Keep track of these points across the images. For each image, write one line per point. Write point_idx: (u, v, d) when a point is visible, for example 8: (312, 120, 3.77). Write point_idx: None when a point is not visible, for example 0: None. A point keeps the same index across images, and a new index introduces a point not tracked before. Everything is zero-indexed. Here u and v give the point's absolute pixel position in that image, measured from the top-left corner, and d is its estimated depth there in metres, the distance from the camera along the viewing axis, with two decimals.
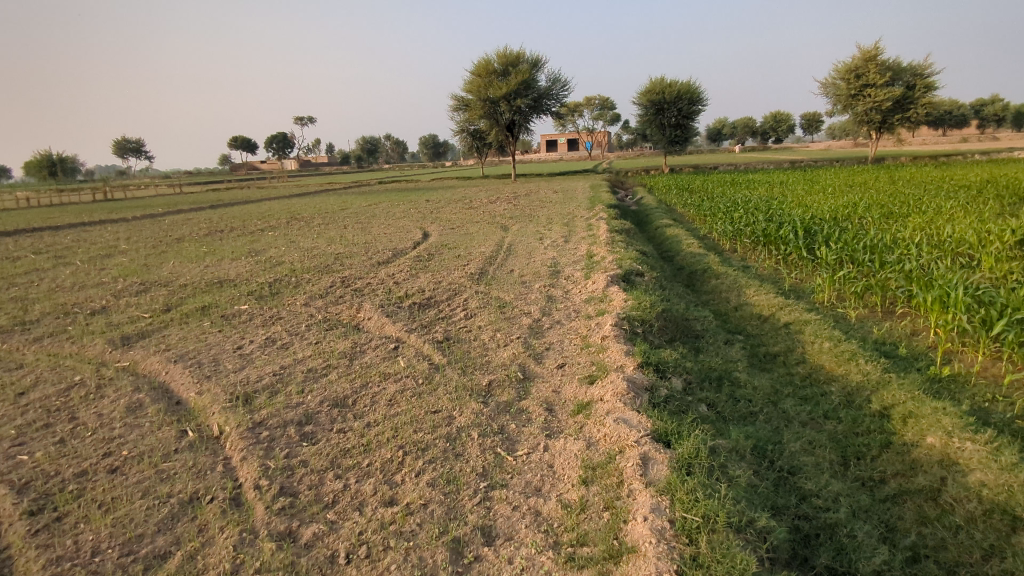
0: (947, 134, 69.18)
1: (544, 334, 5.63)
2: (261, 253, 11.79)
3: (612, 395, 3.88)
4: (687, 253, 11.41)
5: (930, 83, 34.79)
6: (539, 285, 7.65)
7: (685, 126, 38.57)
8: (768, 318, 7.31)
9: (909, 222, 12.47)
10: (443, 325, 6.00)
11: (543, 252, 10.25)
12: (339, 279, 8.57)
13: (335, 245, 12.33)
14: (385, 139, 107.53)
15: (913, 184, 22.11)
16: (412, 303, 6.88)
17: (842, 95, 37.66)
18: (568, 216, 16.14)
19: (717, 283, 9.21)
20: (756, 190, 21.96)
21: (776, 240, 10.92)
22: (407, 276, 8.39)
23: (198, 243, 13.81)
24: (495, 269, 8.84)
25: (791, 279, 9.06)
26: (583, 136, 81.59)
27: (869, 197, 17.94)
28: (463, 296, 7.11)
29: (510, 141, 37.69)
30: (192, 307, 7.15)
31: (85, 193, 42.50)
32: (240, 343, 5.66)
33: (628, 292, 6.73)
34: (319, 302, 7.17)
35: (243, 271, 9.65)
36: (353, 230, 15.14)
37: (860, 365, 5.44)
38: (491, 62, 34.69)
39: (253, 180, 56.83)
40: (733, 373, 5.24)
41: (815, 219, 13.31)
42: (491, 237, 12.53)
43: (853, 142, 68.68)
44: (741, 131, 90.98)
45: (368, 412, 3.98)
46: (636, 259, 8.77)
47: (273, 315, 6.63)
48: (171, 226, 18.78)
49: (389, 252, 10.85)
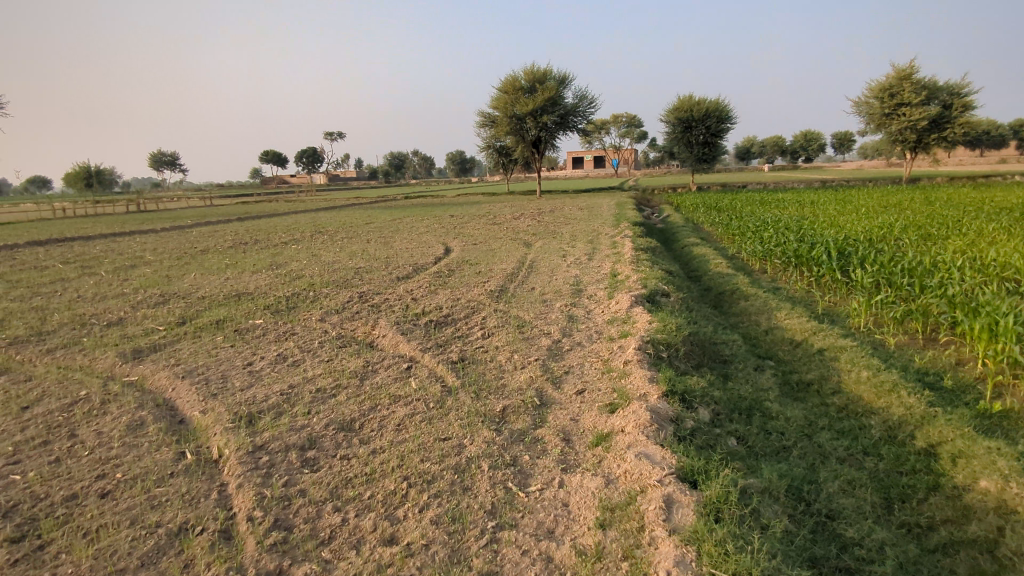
0: (984, 155, 67.46)
1: (563, 356, 5.39)
2: (282, 266, 11.74)
3: (634, 427, 3.62)
4: (715, 273, 11.07)
5: (968, 102, 33.97)
6: (561, 304, 7.41)
7: (714, 143, 38.16)
8: (801, 344, 6.96)
9: (949, 244, 11.97)
10: (459, 344, 5.79)
11: (566, 270, 10.02)
12: (356, 294, 8.43)
13: (356, 260, 12.25)
14: (414, 155, 108.68)
15: (950, 205, 21.50)
16: (428, 321, 6.69)
17: (876, 114, 36.93)
18: (593, 233, 15.89)
19: (746, 305, 8.88)
20: (787, 209, 21.48)
21: (807, 261, 10.55)
22: (426, 293, 8.22)
23: (221, 255, 13.86)
24: (516, 286, 8.64)
25: (825, 302, 8.69)
26: (610, 153, 81.44)
27: (905, 218, 17.39)
28: (482, 314, 6.91)
29: (536, 158, 37.66)
30: (208, 320, 7.05)
31: (118, 204, 43.33)
32: (251, 359, 5.51)
33: (652, 313, 6.46)
34: (335, 318, 7.03)
35: (262, 285, 9.58)
36: (376, 244, 15.10)
37: (902, 397, 5.09)
38: (519, 79, 34.75)
39: (282, 194, 57.58)
40: (764, 402, 4.93)
41: (849, 240, 12.87)
42: (513, 253, 12.34)
43: (885, 162, 67.42)
44: (771, 149, 89.96)
45: (375, 437, 3.77)
46: (661, 279, 8.49)
47: (287, 331, 6.49)
48: (198, 237, 18.97)
49: (410, 267, 10.71)
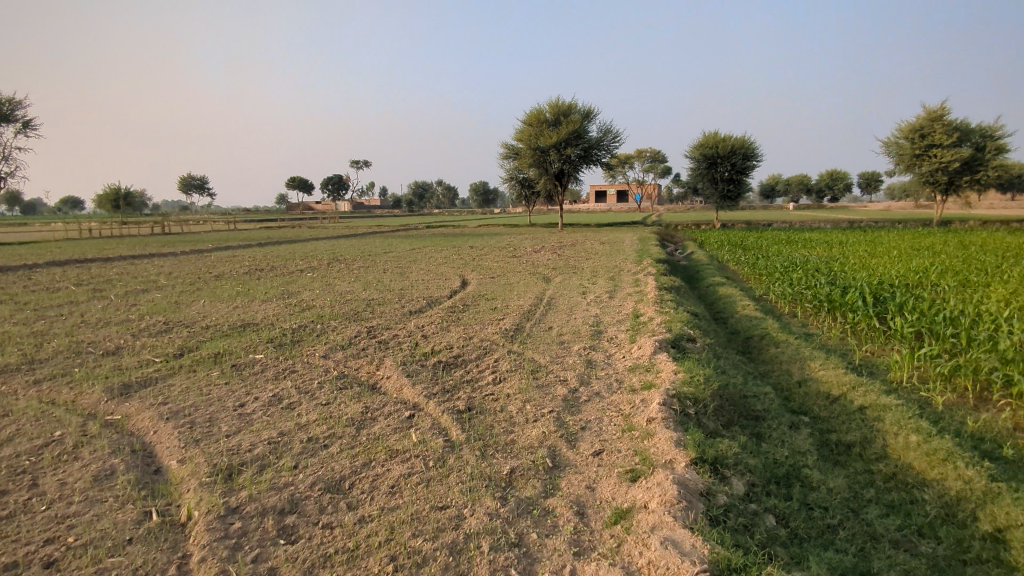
0: (1016, 199, 66.19)
1: (580, 408, 4.94)
2: (294, 295, 11.48)
3: (658, 503, 3.15)
4: (742, 316, 10.55)
5: (1001, 145, 33.31)
6: (579, 347, 6.98)
7: (739, 180, 37.74)
8: (838, 399, 6.41)
9: (991, 293, 11.35)
10: (467, 391, 5.36)
11: (585, 309, 9.60)
12: (365, 328, 8.08)
13: (370, 291, 11.96)
14: (437, 186, 109.76)
15: (985, 250, 20.75)
16: (437, 361, 6.29)
17: (905, 155, 36.30)
18: (614, 269, 15.50)
19: (776, 352, 8.35)
20: (815, 250, 20.92)
21: (841, 307, 10.02)
22: (437, 330, 7.84)
23: (235, 282, 13.69)
24: (532, 325, 8.23)
25: (861, 352, 8.15)
26: (633, 188, 81.39)
27: (941, 263, 16.74)
28: (494, 356, 6.50)
29: (558, 191, 37.54)
30: (207, 353, 6.72)
31: (144, 227, 43.88)
32: (243, 400, 5.14)
33: (677, 362, 5.98)
34: (339, 355, 6.66)
35: (270, 315, 9.28)
36: (392, 274, 14.84)
37: (958, 468, 4.53)
38: (543, 112, 34.84)
39: (306, 221, 58.11)
40: (803, 469, 4.41)
41: (884, 284, 12.29)
42: (531, 288, 11.98)
43: (915, 204, 66.34)
44: (796, 188, 89.22)
45: (364, 502, 3.34)
46: (686, 322, 8.03)
47: (287, 368, 6.13)
48: (215, 262, 18.94)
49: (424, 301, 10.39)
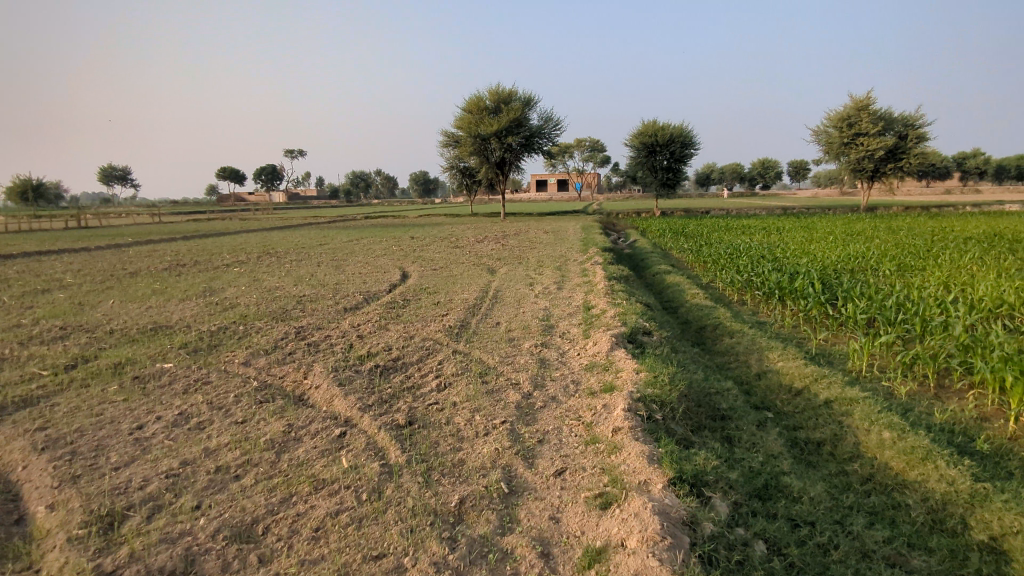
0: (931, 187, 69.87)
1: (534, 417, 4.40)
2: (217, 293, 10.51)
3: (638, 542, 2.65)
4: (693, 305, 10.26)
5: (922, 134, 34.63)
6: (530, 344, 6.44)
7: (677, 169, 38.08)
8: (801, 393, 6.11)
9: (931, 278, 11.47)
10: (408, 401, 4.74)
11: (533, 301, 9.08)
12: (293, 329, 7.31)
13: (302, 286, 11.11)
14: (376, 177, 107.40)
15: (914, 235, 21.37)
16: (373, 366, 5.64)
17: (834, 143, 37.41)
18: (560, 258, 15.07)
19: (732, 343, 8.05)
20: (755, 236, 21.10)
21: (790, 294, 9.86)
22: (375, 329, 7.16)
23: (152, 279, 12.54)
24: (479, 320, 7.65)
25: (816, 341, 7.95)
26: (574, 178, 81.69)
27: (878, 248, 17.06)
28: (437, 357, 5.90)
29: (499, 180, 37.00)
30: (106, 363, 5.83)
31: (57, 221, 40.86)
32: (142, 421, 4.36)
33: (638, 359, 5.53)
34: (263, 361, 5.91)
35: (187, 316, 8.37)
36: (327, 267, 13.97)
37: (939, 467, 4.24)
38: (483, 99, 34.05)
39: (236, 212, 55.34)
40: (782, 478, 4.02)
41: (830, 270, 12.28)
42: (475, 280, 11.40)
43: (841, 189, 69.01)
44: (730, 177, 91.48)
45: (279, 554, 2.71)
46: (641, 314, 7.62)
47: (201, 379, 5.35)
48: (133, 257, 17.53)
49: (360, 296, 9.65)
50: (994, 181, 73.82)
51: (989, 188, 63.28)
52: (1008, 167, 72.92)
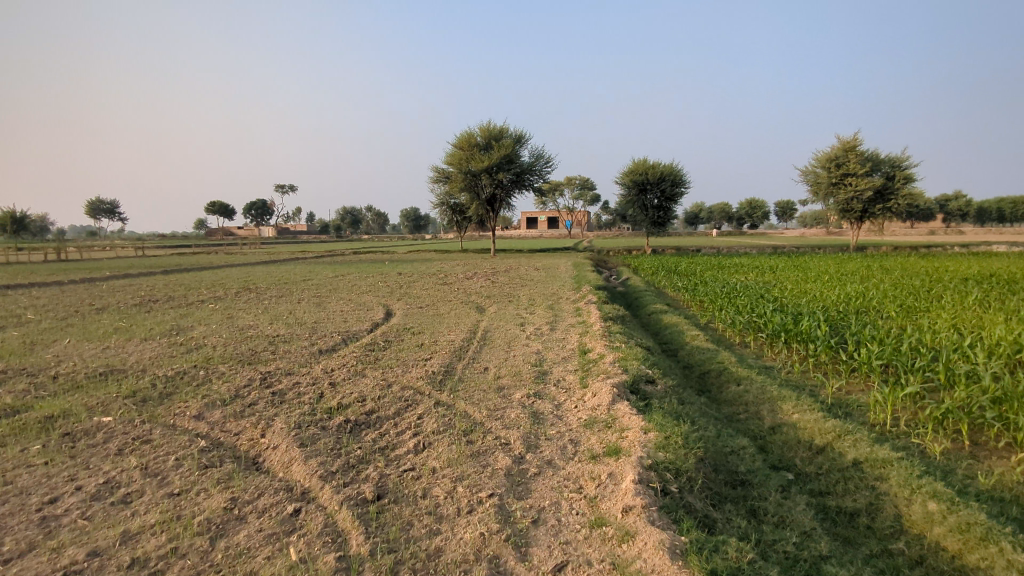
0: (915, 228, 70.50)
1: (527, 488, 3.72)
2: (185, 332, 9.78)
3: None
4: (694, 347, 9.65)
5: (910, 175, 34.71)
6: (521, 394, 5.78)
7: (667, 207, 37.96)
8: (823, 451, 5.45)
9: (939, 320, 10.91)
10: (379, 466, 4.05)
11: (524, 344, 8.43)
12: (259, 374, 6.60)
13: (277, 326, 10.41)
14: (366, 213, 107.49)
15: (908, 275, 20.98)
16: (342, 421, 4.93)
17: (823, 183, 37.48)
18: (551, 297, 14.49)
19: (740, 391, 7.40)
20: (750, 275, 20.68)
21: (795, 337, 9.27)
22: (349, 375, 6.48)
23: (117, 316, 11.78)
24: (464, 365, 6.98)
25: (830, 388, 7.32)
26: (563, 216, 81.88)
27: (876, 288, 16.61)
28: (417, 410, 5.21)
29: (489, 217, 36.69)
30: (35, 416, 5.10)
31: (36, 253, 39.90)
32: (56, 493, 3.63)
33: (644, 415, 4.88)
34: (217, 414, 5.20)
35: (144, 358, 7.63)
36: (307, 305, 13.28)
37: (1006, 552, 3.58)
38: (474, 136, 33.88)
39: (222, 247, 54.57)
40: (824, 567, 3.34)
41: (832, 311, 11.73)
42: (463, 320, 10.76)
43: (828, 228, 69.51)
44: (718, 216, 92.11)
45: None
46: (641, 359, 6.99)
47: (141, 437, 4.63)
48: (105, 291, 16.78)
49: (338, 337, 8.97)
50: (977, 222, 74.77)
51: (972, 230, 63.90)
52: (990, 209, 73.95)
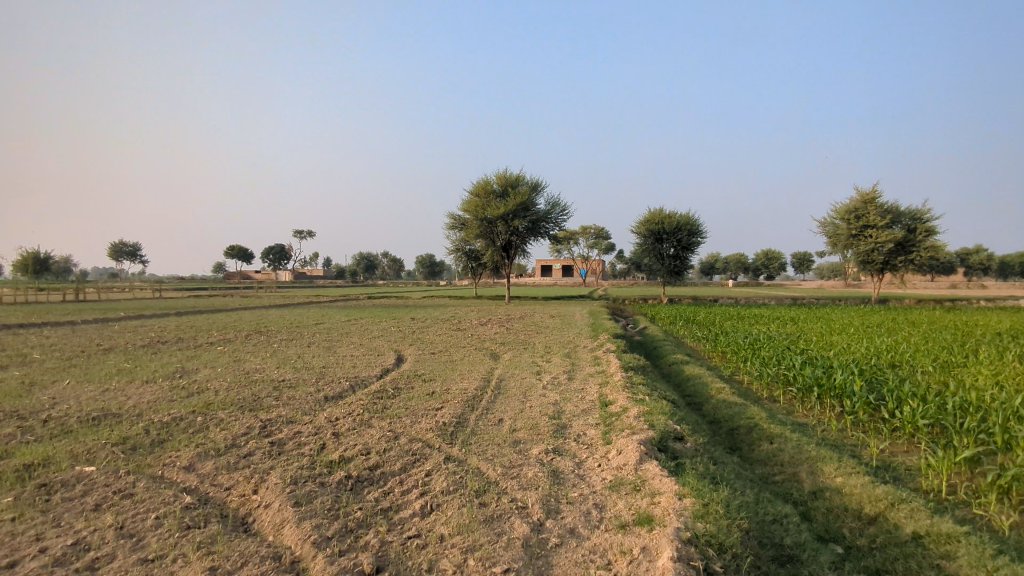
0: (936, 282, 69.38)
1: (547, 563, 3.25)
2: (188, 375, 9.43)
3: None
4: (721, 401, 9.10)
5: (931, 228, 34.15)
6: (539, 450, 5.31)
7: (684, 257, 37.57)
8: (875, 522, 4.90)
9: (981, 376, 10.28)
10: (380, 532, 3.60)
11: (541, 394, 7.97)
12: (259, 422, 6.19)
13: (284, 370, 10.04)
14: (382, 260, 108.42)
15: (938, 329, 20.24)
16: (343, 477, 4.50)
17: (842, 235, 37.00)
18: (568, 345, 14.04)
19: (774, 450, 6.84)
20: (772, 326, 20.09)
21: (830, 392, 8.70)
22: (354, 425, 6.05)
23: (122, 357, 11.49)
24: (478, 416, 6.53)
25: (873, 450, 6.75)
26: (578, 265, 81.78)
27: (906, 342, 15.96)
28: (425, 466, 4.76)
29: (505, 263, 36.52)
30: (14, 465, 4.73)
31: (54, 293, 40.24)
32: (16, 557, 3.22)
33: (677, 478, 4.39)
34: (209, 465, 4.78)
35: (142, 402, 7.26)
36: (317, 349, 12.95)
37: None
38: (491, 183, 34.04)
39: (239, 290, 54.94)
40: None
41: (865, 365, 11.13)
42: (476, 367, 10.34)
43: (846, 280, 68.67)
44: (734, 267, 91.53)
45: None
46: (668, 414, 6.50)
47: (122, 490, 4.22)
48: (115, 332, 16.60)
49: (346, 384, 8.56)
50: (999, 277, 73.61)
51: (994, 284, 62.70)
52: (1012, 264, 72.80)
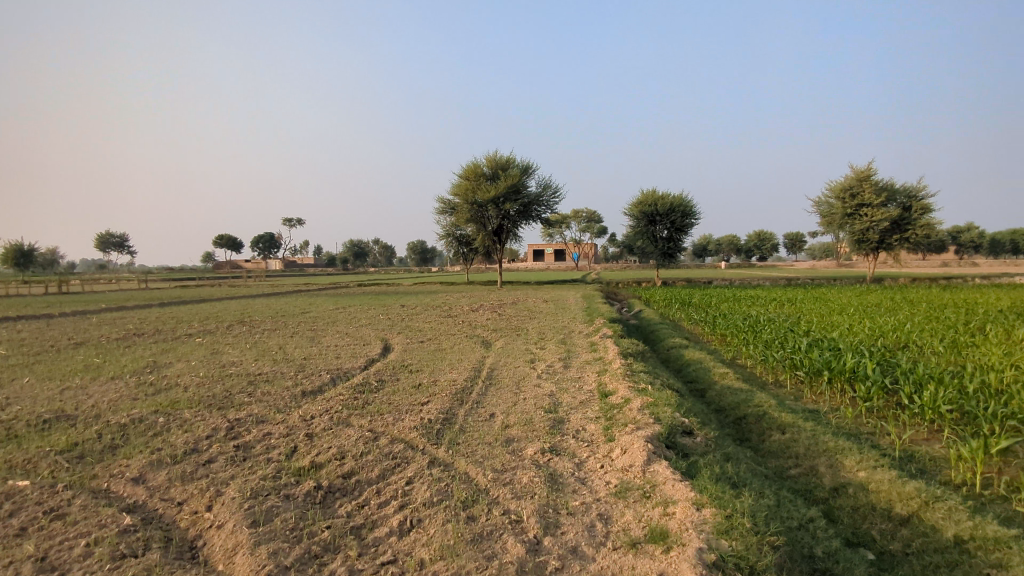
0: (928, 260, 69.25)
1: None
2: (159, 370, 8.82)
3: None
4: (724, 387, 8.61)
5: (927, 206, 33.71)
6: (534, 450, 4.78)
7: (677, 238, 37.06)
8: (909, 523, 4.42)
9: (995, 356, 9.80)
10: (349, 557, 3.06)
11: (535, 385, 7.42)
12: (227, 423, 5.61)
13: (262, 363, 9.44)
14: (373, 247, 107.63)
15: (939, 307, 19.84)
16: (312, 487, 3.95)
17: (837, 214, 36.56)
18: (563, 331, 13.52)
19: (787, 441, 6.35)
20: (770, 308, 19.63)
21: (840, 376, 8.21)
22: (331, 424, 5.49)
23: (90, 352, 10.82)
24: (467, 411, 5.98)
25: (895, 438, 6.26)
26: (571, 249, 81.12)
27: (910, 321, 15.47)
28: (406, 473, 4.22)
29: (496, 249, 35.90)
30: None
31: (37, 284, 39.31)
32: None
33: (691, 483, 3.88)
34: (161, 476, 4.22)
35: (102, 401, 6.67)
36: (300, 339, 12.37)
37: None
38: (480, 166, 33.30)
39: (227, 280, 53.86)
40: None
41: (873, 347, 10.64)
42: (467, 356, 9.80)
43: (839, 260, 68.53)
44: (726, 249, 91.19)
45: None
46: (673, 405, 5.98)
47: (54, 510, 3.65)
48: (90, 325, 15.91)
49: (327, 377, 7.98)
50: (989, 255, 73.63)
51: (987, 261, 62.47)
52: (1003, 241, 72.72)
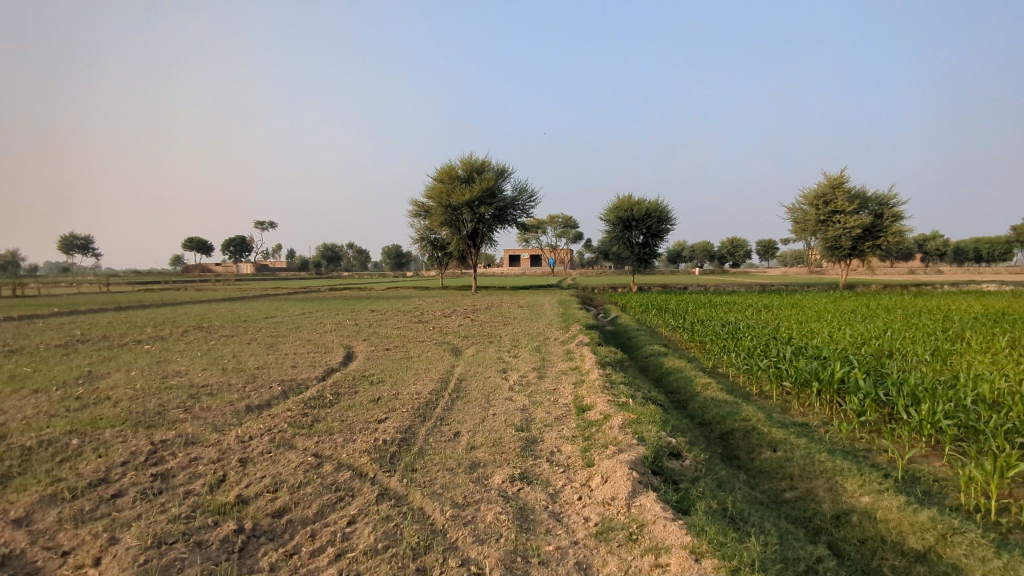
0: (897, 267, 70.32)
1: None
2: (93, 381, 8.00)
3: None
4: (708, 399, 8.08)
5: (898, 213, 33.87)
6: (502, 477, 4.15)
7: (653, 244, 36.73)
8: (926, 559, 3.89)
9: (985, 364, 9.41)
10: None
11: (506, 398, 6.78)
12: (150, 445, 4.88)
13: (209, 373, 8.65)
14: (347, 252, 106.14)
15: (916, 314, 19.64)
16: (233, 531, 3.27)
17: (810, 221, 36.58)
18: (537, 337, 12.92)
19: (780, 460, 5.83)
20: (748, 314, 19.27)
21: (830, 387, 7.73)
22: (269, 447, 4.78)
23: (22, 360, 9.92)
24: (428, 430, 5.33)
25: (894, 456, 5.77)
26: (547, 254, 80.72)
27: (890, 328, 15.18)
28: (349, 511, 3.56)
29: (471, 253, 35.26)
30: None
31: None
32: None
33: (687, 522, 3.31)
34: (51, 517, 3.50)
35: (15, 418, 5.88)
36: (257, 346, 11.59)
37: None
38: (455, 168, 32.64)
39: (195, 284, 52.29)
40: None
41: (859, 355, 10.20)
42: (434, 365, 9.13)
43: (810, 268, 69.11)
44: (700, 255, 91.62)
45: None
46: (657, 423, 5.39)
47: None
48: (34, 330, 14.90)
49: (278, 390, 7.24)
50: (955, 263, 74.94)
51: (953, 269, 63.51)
52: (967, 250, 74.11)
